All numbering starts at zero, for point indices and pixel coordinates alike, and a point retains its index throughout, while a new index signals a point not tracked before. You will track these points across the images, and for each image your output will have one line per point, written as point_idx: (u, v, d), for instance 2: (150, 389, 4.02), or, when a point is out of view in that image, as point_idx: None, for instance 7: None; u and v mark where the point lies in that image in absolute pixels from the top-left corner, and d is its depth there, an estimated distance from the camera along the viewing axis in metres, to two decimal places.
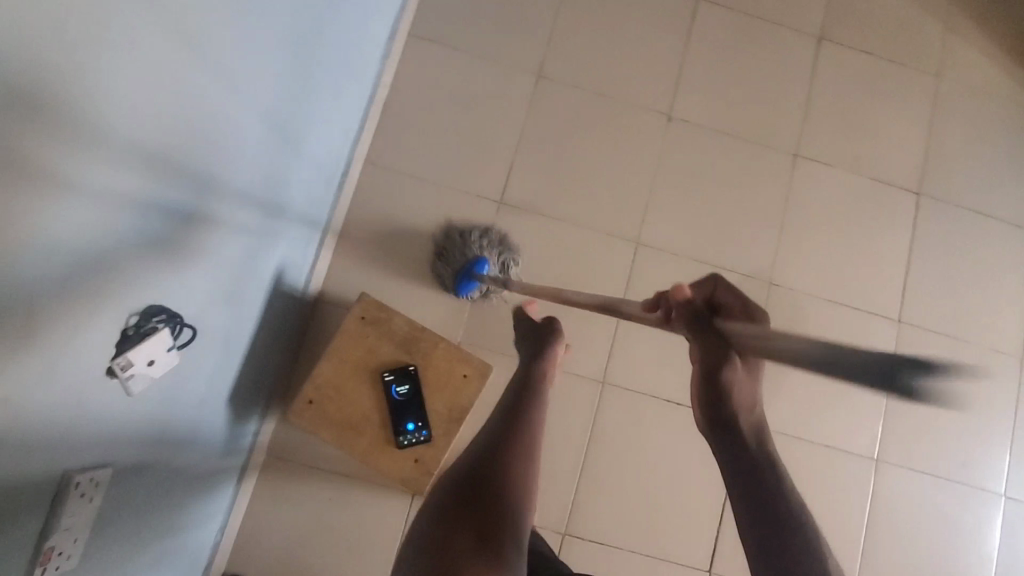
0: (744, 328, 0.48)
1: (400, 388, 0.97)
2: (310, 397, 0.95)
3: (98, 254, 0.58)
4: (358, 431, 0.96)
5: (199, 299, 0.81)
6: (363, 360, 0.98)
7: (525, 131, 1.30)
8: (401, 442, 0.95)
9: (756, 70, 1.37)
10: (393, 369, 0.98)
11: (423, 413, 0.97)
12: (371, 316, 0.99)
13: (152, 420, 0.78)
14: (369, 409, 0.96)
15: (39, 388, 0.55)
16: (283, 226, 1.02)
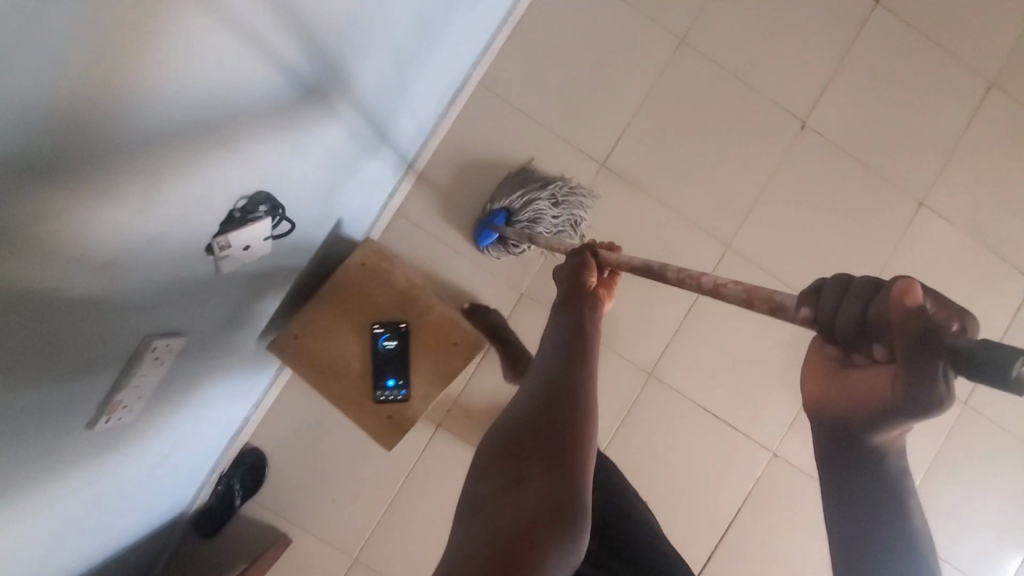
0: (905, 314, 0.31)
1: (387, 343, 0.93)
2: (297, 333, 0.90)
3: (227, 127, 0.54)
4: (339, 376, 0.92)
5: (300, 196, 0.78)
6: (358, 307, 0.93)
7: (650, 96, 1.21)
8: (379, 397, 0.92)
9: (911, 100, 1.25)
10: (384, 322, 0.94)
11: (406, 371, 0.93)
12: (373, 264, 0.94)
13: (231, 301, 0.76)
14: (356, 357, 0.93)
15: (146, 250, 0.54)
16: (390, 133, 0.97)
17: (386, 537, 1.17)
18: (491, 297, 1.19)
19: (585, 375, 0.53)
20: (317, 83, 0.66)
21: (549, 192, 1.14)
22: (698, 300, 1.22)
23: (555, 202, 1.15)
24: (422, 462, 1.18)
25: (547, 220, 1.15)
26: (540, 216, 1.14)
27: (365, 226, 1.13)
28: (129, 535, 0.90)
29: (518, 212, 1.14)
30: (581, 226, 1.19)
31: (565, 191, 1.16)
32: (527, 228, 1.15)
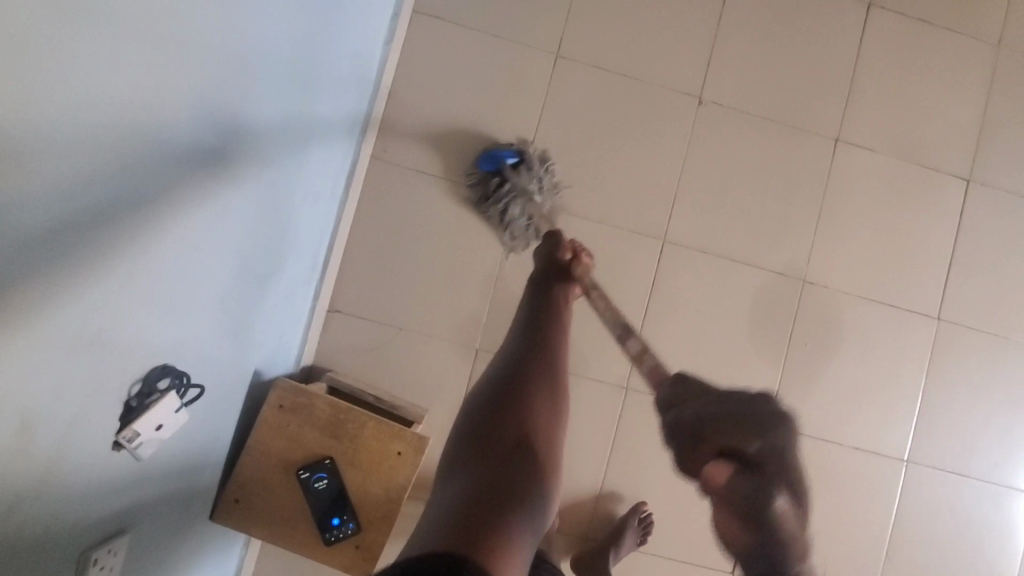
0: None
1: (319, 483, 0.89)
2: (237, 495, 0.88)
3: (101, 276, 0.53)
4: (292, 526, 0.89)
5: (207, 344, 0.76)
6: (285, 453, 0.90)
7: (543, 119, 1.20)
8: (328, 539, 0.89)
9: (798, 44, 1.25)
10: (310, 463, 0.90)
11: (348, 505, 0.90)
12: (290, 403, 0.90)
13: (171, 473, 0.74)
14: (293, 505, 0.90)
15: (33, 477, 0.52)
16: (290, 244, 0.96)
17: None
18: (449, 361, 1.17)
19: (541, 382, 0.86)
20: (194, 210, 0.65)
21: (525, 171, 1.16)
22: (650, 300, 1.20)
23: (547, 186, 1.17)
24: None
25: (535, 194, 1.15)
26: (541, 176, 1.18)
27: (296, 336, 1.10)
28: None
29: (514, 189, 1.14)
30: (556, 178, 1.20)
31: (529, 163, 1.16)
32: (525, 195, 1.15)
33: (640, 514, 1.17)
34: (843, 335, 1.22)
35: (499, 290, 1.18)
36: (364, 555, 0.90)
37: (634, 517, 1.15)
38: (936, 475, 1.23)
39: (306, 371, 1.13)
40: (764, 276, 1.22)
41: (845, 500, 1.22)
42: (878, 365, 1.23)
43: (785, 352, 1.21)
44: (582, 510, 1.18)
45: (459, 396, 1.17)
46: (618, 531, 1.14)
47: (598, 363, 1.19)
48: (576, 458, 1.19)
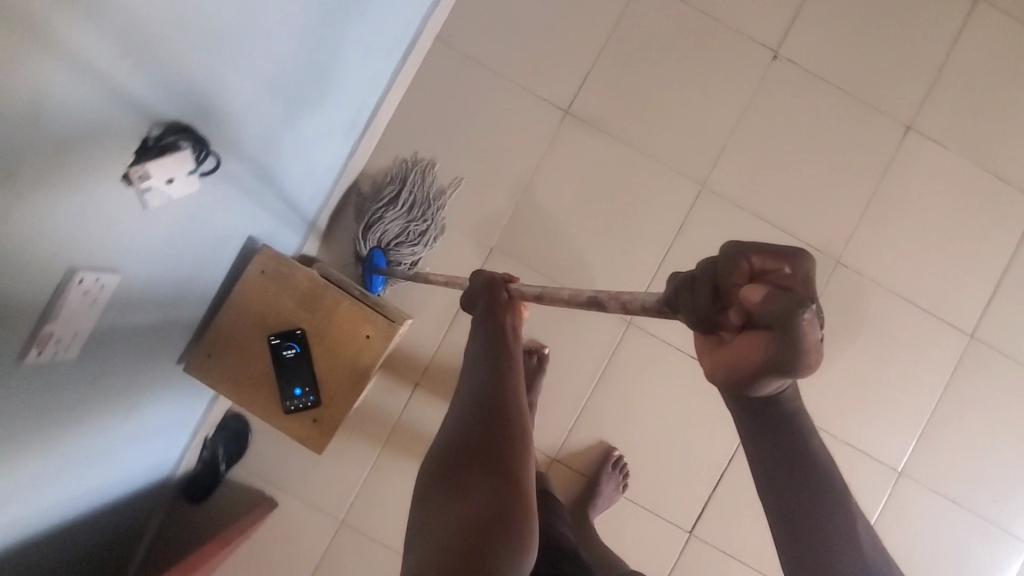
0: (736, 371, 0.35)
1: (288, 352, 0.98)
2: (208, 351, 0.96)
3: (117, 77, 0.55)
4: (256, 389, 0.98)
5: (229, 143, 0.76)
6: (261, 318, 0.98)
7: (611, 39, 1.18)
8: (288, 407, 0.98)
9: (892, 21, 1.19)
10: (281, 331, 0.98)
11: (311, 378, 0.99)
12: (271, 270, 0.96)
13: (169, 243, 0.76)
14: (259, 369, 0.98)
15: (52, 198, 0.55)
16: (340, 83, 0.94)
17: (368, 499, 1.17)
18: (461, 253, 1.18)
19: (517, 415, 0.50)
20: (217, 55, 0.66)
21: (394, 189, 1.12)
22: (674, 243, 1.18)
23: (398, 195, 1.12)
24: (402, 421, 1.18)
25: (398, 214, 1.12)
26: (407, 200, 1.12)
27: (316, 206, 1.10)
28: (96, 502, 0.90)
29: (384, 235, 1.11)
30: (436, 188, 1.16)
31: (404, 178, 1.13)
32: (399, 216, 1.12)
33: (620, 474, 1.14)
34: (865, 327, 1.17)
35: (526, 196, 1.18)
36: (318, 430, 0.99)
37: (607, 475, 1.13)
38: (929, 495, 1.17)
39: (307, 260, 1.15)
40: (797, 247, 1.18)
41: None
42: (894, 368, 1.17)
43: None
44: (555, 432, 1.17)
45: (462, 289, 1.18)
46: (593, 483, 1.13)
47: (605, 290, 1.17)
48: (562, 380, 1.17)
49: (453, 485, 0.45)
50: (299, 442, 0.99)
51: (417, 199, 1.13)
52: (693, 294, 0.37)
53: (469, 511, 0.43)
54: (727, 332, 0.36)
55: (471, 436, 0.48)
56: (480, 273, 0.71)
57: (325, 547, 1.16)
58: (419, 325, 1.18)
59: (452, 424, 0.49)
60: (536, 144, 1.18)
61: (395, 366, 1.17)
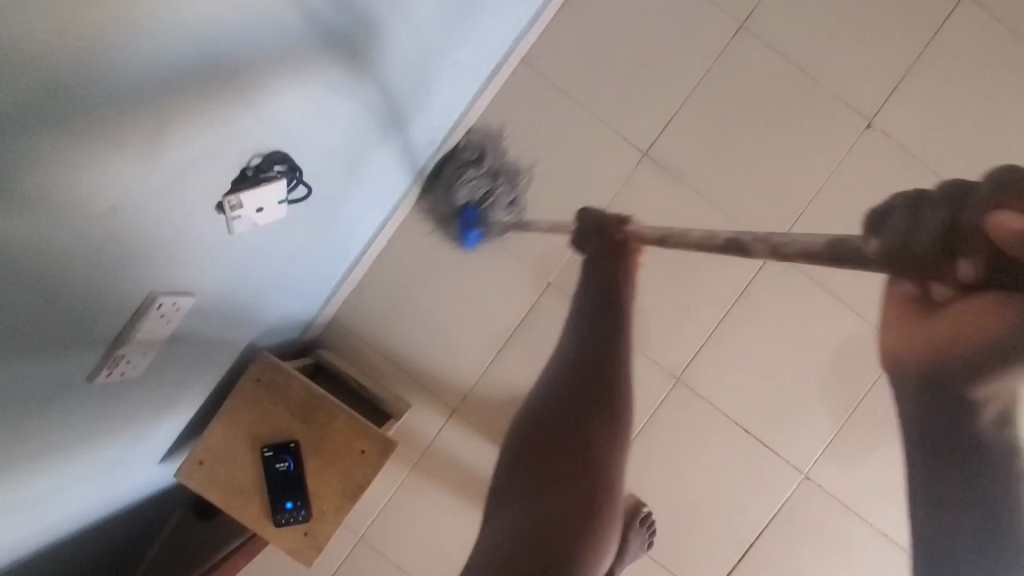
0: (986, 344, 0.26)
1: (280, 466, 0.88)
2: (202, 458, 0.88)
3: (230, 109, 0.52)
4: (247, 498, 0.88)
5: (322, 166, 0.74)
6: (254, 426, 0.89)
7: (702, 85, 1.14)
8: (279, 521, 0.88)
9: (996, 104, 1.14)
10: (276, 443, 0.88)
11: (304, 492, 0.88)
12: (267, 379, 0.89)
13: (247, 266, 0.74)
14: (250, 479, 0.89)
15: (141, 216, 0.52)
16: (424, 104, 0.92)
17: (392, 519, 1.14)
18: (517, 285, 1.14)
19: (617, 396, 0.52)
20: (326, 83, 0.65)
21: (474, 158, 1.11)
22: (735, 303, 1.14)
23: (479, 162, 1.12)
24: (434, 446, 1.15)
25: (478, 174, 1.11)
26: (473, 187, 1.11)
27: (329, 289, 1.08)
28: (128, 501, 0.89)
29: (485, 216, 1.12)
30: (512, 197, 1.13)
31: (475, 150, 1.12)
32: (479, 178, 1.11)
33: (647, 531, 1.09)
34: None
35: None
36: (311, 544, 0.89)
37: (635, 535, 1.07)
38: None
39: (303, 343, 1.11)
40: (861, 327, 1.14)
41: None
42: None
43: (853, 410, 1.13)
44: None
45: (513, 321, 1.15)
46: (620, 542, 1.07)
47: (659, 343, 1.14)
48: None
49: (545, 473, 0.50)
50: (290, 556, 0.88)
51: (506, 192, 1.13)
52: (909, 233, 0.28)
53: (555, 500, 0.48)
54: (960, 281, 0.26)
55: (571, 418, 0.51)
56: (590, 212, 0.67)
57: (341, 563, 1.14)
58: (464, 349, 1.15)
59: (551, 396, 0.53)
60: (609, 184, 1.14)
61: (435, 389, 1.15)
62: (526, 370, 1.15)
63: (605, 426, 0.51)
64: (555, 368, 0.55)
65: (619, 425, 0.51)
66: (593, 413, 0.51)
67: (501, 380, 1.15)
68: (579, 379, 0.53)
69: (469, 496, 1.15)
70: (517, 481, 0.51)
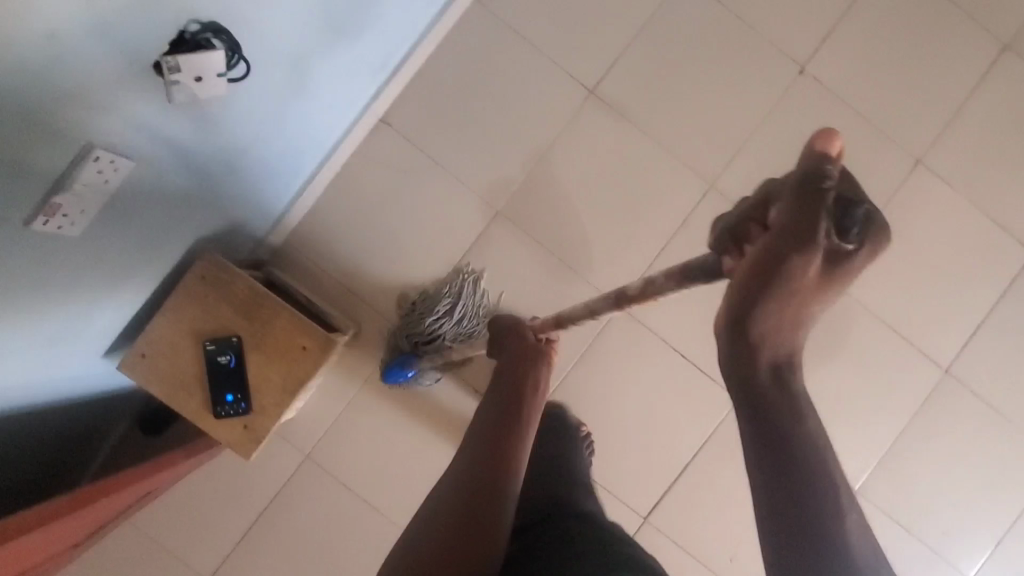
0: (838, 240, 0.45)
1: (222, 359, 0.91)
2: (145, 351, 0.90)
3: None
4: (189, 392, 0.91)
5: (267, 50, 0.78)
6: (197, 322, 0.91)
7: (645, 28, 1.20)
8: (219, 412, 0.90)
9: (919, 56, 1.21)
10: (218, 337, 0.92)
11: (244, 385, 0.91)
12: (211, 276, 0.91)
13: (184, 144, 0.77)
14: (192, 372, 0.91)
15: (80, 50, 0.55)
16: (375, 19, 0.95)
17: (338, 439, 1.17)
18: (466, 212, 1.19)
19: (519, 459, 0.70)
20: None
21: (447, 304, 1.14)
22: (674, 235, 1.20)
23: (450, 310, 1.14)
24: (382, 367, 1.18)
25: (449, 324, 1.14)
26: (438, 327, 1.14)
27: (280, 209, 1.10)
28: (71, 393, 0.91)
29: (427, 332, 1.14)
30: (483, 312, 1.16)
31: (464, 304, 1.15)
32: (442, 324, 1.14)
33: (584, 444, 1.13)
34: (846, 346, 1.20)
35: (539, 167, 1.19)
36: (250, 436, 0.92)
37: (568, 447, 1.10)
38: (881, 520, 1.20)
39: (253, 260, 1.13)
40: None
41: None
42: (868, 389, 1.20)
43: None
44: None
45: (462, 247, 1.19)
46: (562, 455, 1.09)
47: (601, 271, 1.19)
48: None
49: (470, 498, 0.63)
50: (229, 448, 0.91)
51: (467, 312, 1.15)
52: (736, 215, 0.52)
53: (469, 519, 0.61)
54: (849, 247, 0.45)
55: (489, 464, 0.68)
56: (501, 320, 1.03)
57: (288, 479, 1.16)
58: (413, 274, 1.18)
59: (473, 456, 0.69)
60: (557, 118, 1.19)
61: (383, 311, 1.18)
62: None
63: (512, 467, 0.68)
64: (465, 448, 0.72)
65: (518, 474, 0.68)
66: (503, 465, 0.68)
67: None
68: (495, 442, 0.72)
69: (414, 416, 1.18)
70: (441, 506, 0.63)
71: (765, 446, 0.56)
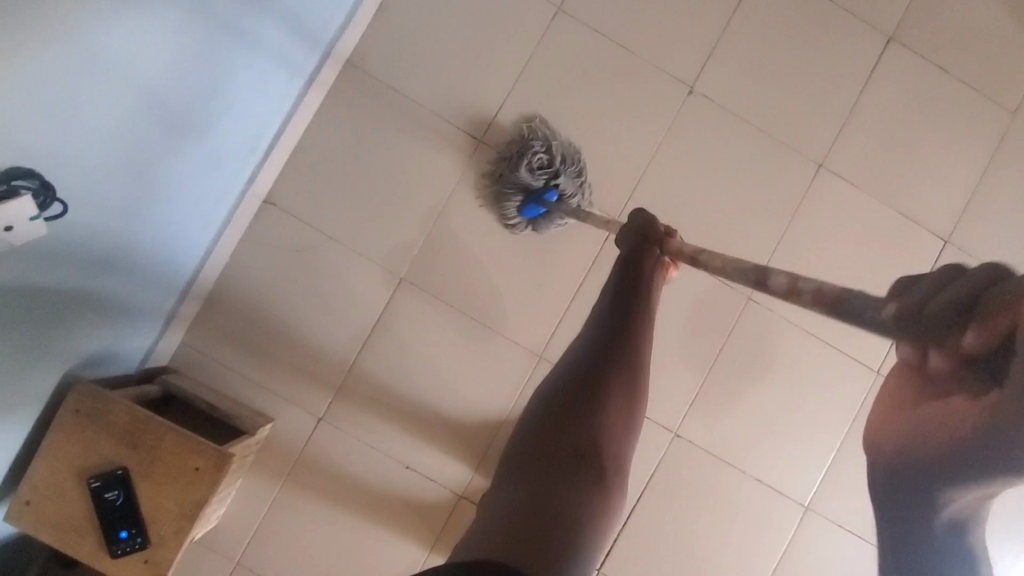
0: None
1: (110, 495, 0.84)
2: (29, 497, 0.83)
3: None
4: (81, 534, 0.85)
5: (95, 177, 0.71)
6: (80, 459, 0.85)
7: (527, 69, 1.16)
8: (114, 552, 0.84)
9: (807, 60, 1.20)
10: (104, 472, 0.85)
11: (138, 518, 0.85)
12: (87, 408, 0.84)
13: (19, 300, 0.69)
14: (81, 513, 0.85)
15: None
16: (221, 116, 0.90)
17: (269, 539, 1.12)
18: (370, 284, 1.14)
19: (635, 356, 0.61)
20: (73, 100, 0.60)
21: (539, 148, 1.10)
22: (587, 277, 1.16)
23: (547, 150, 1.10)
24: (304, 458, 1.13)
25: (546, 156, 1.10)
26: (548, 168, 1.10)
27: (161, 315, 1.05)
28: None
29: (517, 184, 1.11)
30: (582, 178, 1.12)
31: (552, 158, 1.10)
32: (541, 157, 1.09)
33: None
34: (776, 363, 1.17)
35: (439, 226, 1.15)
36: (152, 571, 0.86)
37: None
38: (836, 532, 1.19)
39: (147, 371, 1.07)
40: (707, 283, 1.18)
41: (734, 528, 1.18)
42: (804, 402, 1.18)
43: (711, 364, 1.16)
44: (462, 466, 1.15)
45: (371, 320, 1.14)
46: None
47: (517, 324, 1.16)
48: (473, 414, 1.15)
49: (580, 397, 0.56)
50: None
51: (565, 152, 1.11)
52: (931, 297, 0.33)
53: (573, 428, 0.54)
54: None
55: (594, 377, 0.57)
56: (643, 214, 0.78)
57: None
58: (324, 356, 1.14)
59: (578, 359, 0.60)
60: (450, 174, 1.15)
61: (298, 398, 1.13)
62: (390, 370, 1.15)
63: (626, 399, 0.57)
64: (567, 358, 0.62)
65: (629, 407, 0.57)
66: (613, 391, 0.57)
67: (365, 379, 1.14)
68: (598, 356, 0.59)
69: (347, 502, 1.14)
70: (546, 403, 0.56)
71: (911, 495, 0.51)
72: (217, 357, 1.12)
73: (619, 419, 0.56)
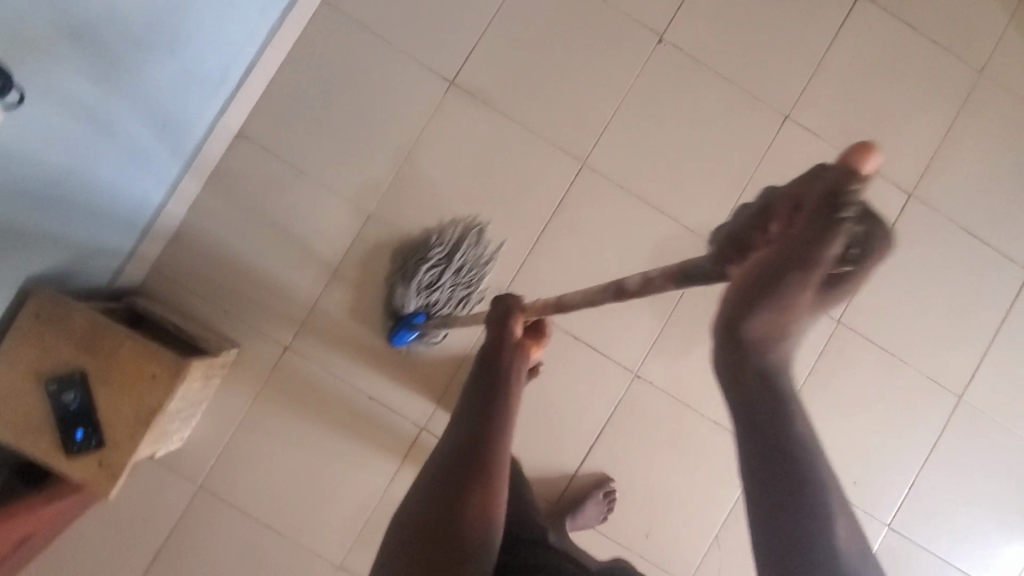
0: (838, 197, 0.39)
1: (68, 398, 0.87)
2: None
3: None
4: (37, 436, 0.86)
5: (61, 82, 0.67)
6: (37, 362, 0.87)
7: (499, 14, 1.18)
8: (71, 452, 0.87)
9: (777, 13, 1.21)
10: (61, 375, 0.87)
11: (95, 420, 0.88)
12: (46, 313, 0.86)
13: None
14: (37, 415, 0.86)
15: None
16: (195, 34, 0.87)
17: (231, 465, 1.14)
18: (338, 219, 1.16)
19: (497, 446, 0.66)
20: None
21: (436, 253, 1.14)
22: (552, 218, 1.18)
23: (444, 254, 1.14)
24: (268, 387, 1.15)
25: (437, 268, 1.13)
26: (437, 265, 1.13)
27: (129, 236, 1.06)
28: None
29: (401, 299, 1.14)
30: (475, 288, 1.16)
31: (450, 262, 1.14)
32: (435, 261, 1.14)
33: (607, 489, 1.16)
34: None
35: (408, 163, 1.17)
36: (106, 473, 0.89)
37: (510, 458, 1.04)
38: None
39: (114, 291, 1.09)
40: (671, 228, 1.20)
41: (691, 470, 1.20)
42: None
43: (673, 307, 1.18)
44: (425, 400, 1.17)
45: (338, 254, 1.16)
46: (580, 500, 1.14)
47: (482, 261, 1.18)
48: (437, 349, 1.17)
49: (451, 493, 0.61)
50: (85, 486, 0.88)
51: (467, 262, 1.15)
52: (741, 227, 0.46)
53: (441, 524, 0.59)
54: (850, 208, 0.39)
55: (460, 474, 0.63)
56: (502, 299, 0.85)
57: (182, 513, 1.13)
58: (292, 287, 1.16)
59: (447, 451, 0.66)
60: (420, 113, 1.17)
61: (264, 328, 1.15)
62: (356, 303, 1.17)
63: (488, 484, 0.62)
64: (441, 448, 0.67)
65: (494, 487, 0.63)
66: (476, 482, 0.62)
67: (331, 312, 1.16)
68: (462, 446, 0.66)
69: (310, 431, 1.16)
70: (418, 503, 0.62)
71: (756, 438, 0.52)
72: (185, 284, 1.14)
73: (483, 499, 0.61)
